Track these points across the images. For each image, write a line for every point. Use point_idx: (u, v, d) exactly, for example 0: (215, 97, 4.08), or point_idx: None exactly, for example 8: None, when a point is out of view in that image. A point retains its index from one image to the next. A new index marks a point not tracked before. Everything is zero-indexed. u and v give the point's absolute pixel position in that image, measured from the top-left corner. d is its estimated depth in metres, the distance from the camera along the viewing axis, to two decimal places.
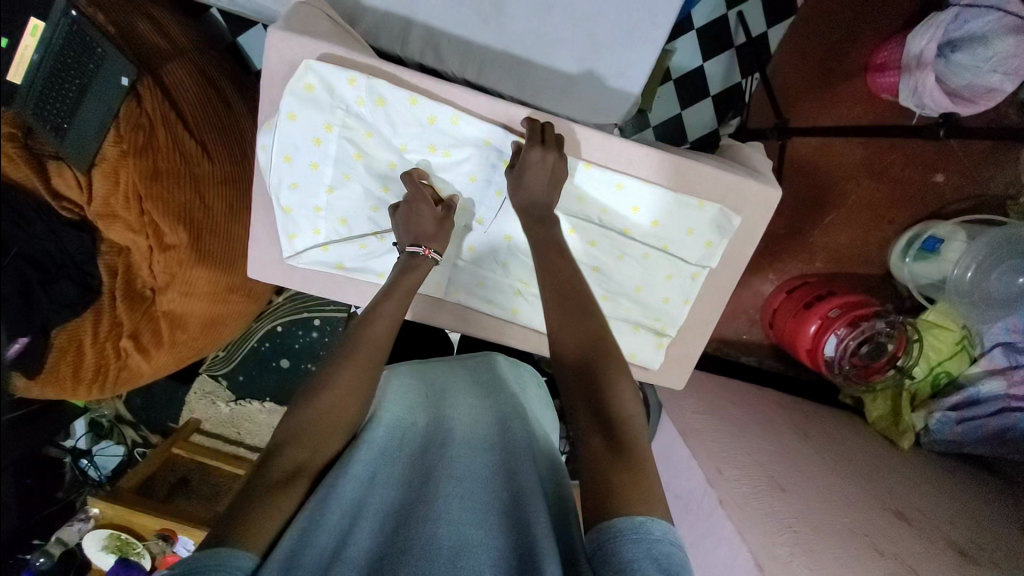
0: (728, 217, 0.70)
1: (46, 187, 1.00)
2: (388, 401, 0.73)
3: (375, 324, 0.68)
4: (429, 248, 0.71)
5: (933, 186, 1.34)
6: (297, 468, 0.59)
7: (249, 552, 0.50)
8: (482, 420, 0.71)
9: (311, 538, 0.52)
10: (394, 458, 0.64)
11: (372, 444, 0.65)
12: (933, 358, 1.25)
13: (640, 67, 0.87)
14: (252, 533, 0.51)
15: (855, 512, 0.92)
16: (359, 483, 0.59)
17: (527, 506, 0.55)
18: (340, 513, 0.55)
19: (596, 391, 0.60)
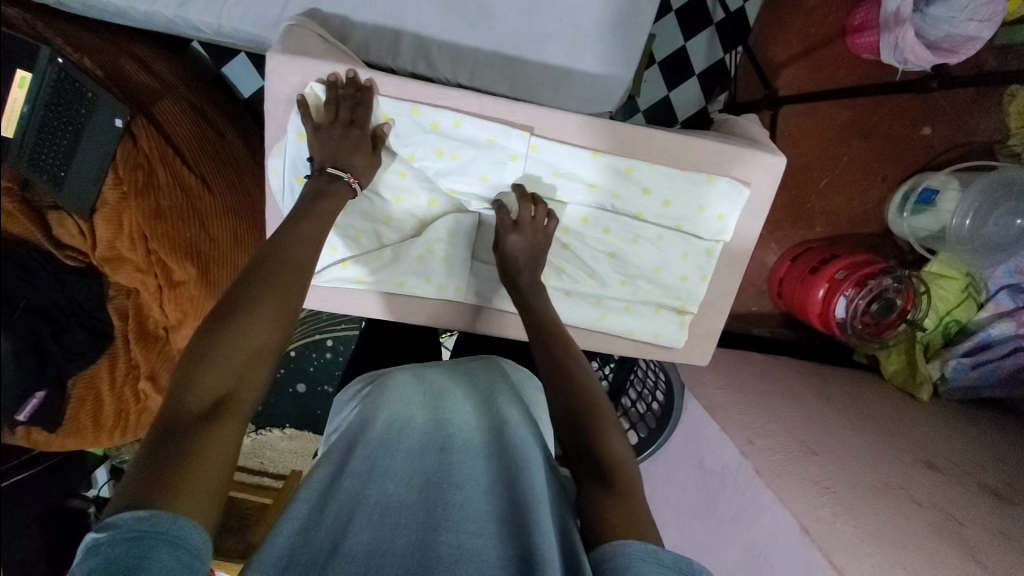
0: (738, 189, 0.72)
1: (48, 238, 1.02)
2: (384, 401, 0.69)
3: (292, 246, 0.61)
4: (355, 177, 0.68)
5: (922, 140, 1.37)
6: (221, 397, 0.52)
7: (191, 515, 0.44)
8: (479, 420, 0.67)
9: (311, 532, 0.53)
10: (393, 451, 0.62)
11: (369, 443, 0.63)
12: (941, 307, 1.29)
13: (629, 54, 0.88)
14: (193, 496, 0.45)
15: (888, 465, 0.93)
16: (358, 480, 0.59)
17: (531, 513, 0.55)
18: (337, 514, 0.55)
19: (581, 432, 0.61)
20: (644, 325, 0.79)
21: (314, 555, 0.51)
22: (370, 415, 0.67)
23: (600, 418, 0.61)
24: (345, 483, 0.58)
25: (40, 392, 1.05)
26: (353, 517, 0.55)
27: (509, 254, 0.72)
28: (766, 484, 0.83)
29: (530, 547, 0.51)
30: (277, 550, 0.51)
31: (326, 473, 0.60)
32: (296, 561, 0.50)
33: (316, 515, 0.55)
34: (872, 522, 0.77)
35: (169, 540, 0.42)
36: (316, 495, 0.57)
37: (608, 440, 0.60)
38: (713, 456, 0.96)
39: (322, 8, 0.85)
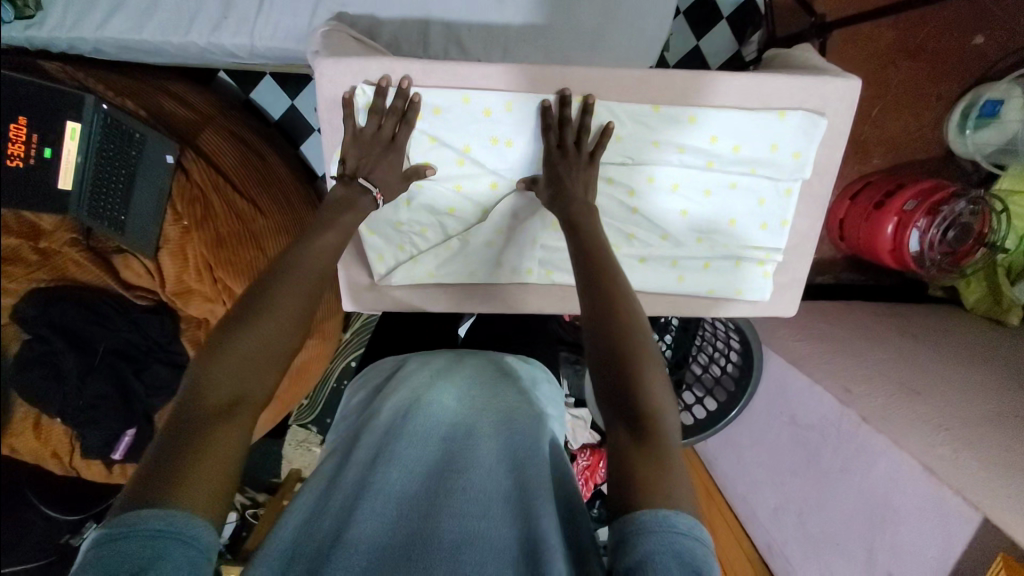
0: (813, 121, 0.67)
1: (117, 280, 1.06)
2: (389, 391, 0.69)
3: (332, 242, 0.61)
4: (380, 194, 0.66)
5: (976, 49, 1.28)
6: (236, 396, 0.49)
7: (202, 512, 0.43)
8: (486, 406, 0.66)
9: (314, 523, 0.54)
10: (395, 437, 0.62)
11: (374, 433, 0.63)
12: (1021, 225, 1.22)
13: (663, 7, 0.85)
14: (204, 488, 0.44)
15: (996, 393, 0.89)
16: (362, 469, 0.59)
17: (536, 504, 0.55)
18: (342, 503, 0.55)
19: (616, 378, 0.53)
20: (725, 281, 0.76)
21: (316, 546, 0.51)
22: (376, 406, 0.67)
23: (643, 354, 0.54)
24: (349, 473, 0.59)
25: (131, 430, 1.11)
26: (355, 504, 0.55)
27: (568, 197, 0.64)
28: (876, 429, 0.79)
29: (535, 538, 0.51)
30: (281, 541, 0.52)
31: (333, 464, 0.61)
32: (300, 551, 0.51)
33: (321, 507, 0.56)
34: (997, 453, 0.73)
35: (169, 534, 0.41)
36: (321, 488, 0.58)
37: (645, 384, 0.52)
38: (807, 411, 0.92)
39: (349, 10, 0.84)
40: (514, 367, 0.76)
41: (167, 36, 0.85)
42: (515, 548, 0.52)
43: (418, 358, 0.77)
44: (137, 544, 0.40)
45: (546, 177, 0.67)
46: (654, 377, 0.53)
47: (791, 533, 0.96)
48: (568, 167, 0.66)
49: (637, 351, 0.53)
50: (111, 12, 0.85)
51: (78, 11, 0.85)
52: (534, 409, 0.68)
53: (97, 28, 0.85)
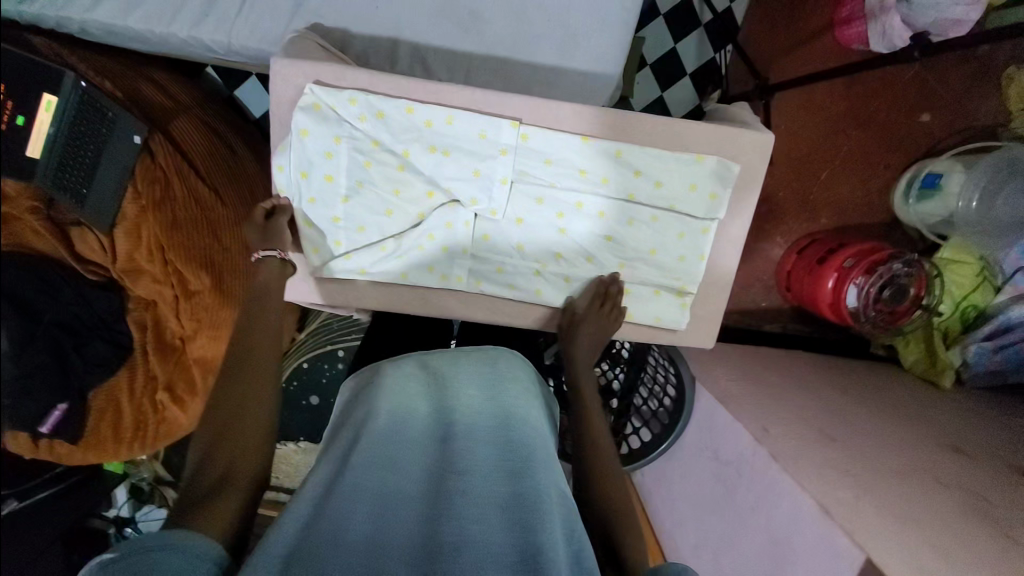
0: (727, 166, 0.73)
1: (70, 253, 1.07)
2: (392, 387, 0.71)
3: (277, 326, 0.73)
4: (281, 252, 0.74)
5: (923, 127, 1.37)
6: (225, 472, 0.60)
7: (212, 540, 0.53)
8: (483, 409, 0.66)
9: (313, 525, 0.55)
10: (395, 443, 0.63)
11: (375, 433, 0.64)
12: (957, 294, 1.27)
13: (616, 52, 0.92)
14: (214, 525, 0.55)
15: (913, 451, 0.90)
16: (359, 469, 0.59)
17: (535, 512, 0.57)
18: (337, 504, 0.57)
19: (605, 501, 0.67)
20: (642, 308, 0.80)
21: (317, 547, 0.52)
22: (375, 405, 0.68)
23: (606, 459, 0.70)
24: (346, 474, 0.59)
25: (62, 405, 1.09)
26: (353, 508, 0.56)
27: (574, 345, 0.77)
28: (781, 467, 0.80)
29: (531, 545, 0.54)
30: (281, 545, 0.53)
31: (333, 463, 0.62)
32: (299, 552, 0.52)
33: (319, 509, 0.57)
34: (894, 502, 0.74)
35: (188, 553, 0.50)
36: (320, 491, 0.59)
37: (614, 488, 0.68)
38: (728, 446, 0.94)
39: (324, 22, 0.90)
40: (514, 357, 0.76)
41: (151, 24, 0.90)
42: (511, 554, 0.54)
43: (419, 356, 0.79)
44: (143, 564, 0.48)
45: (568, 322, 0.79)
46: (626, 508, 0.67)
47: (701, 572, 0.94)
48: (568, 317, 0.79)
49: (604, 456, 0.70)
50: None
51: None
52: (532, 410, 0.68)
53: (84, 9, 0.91)
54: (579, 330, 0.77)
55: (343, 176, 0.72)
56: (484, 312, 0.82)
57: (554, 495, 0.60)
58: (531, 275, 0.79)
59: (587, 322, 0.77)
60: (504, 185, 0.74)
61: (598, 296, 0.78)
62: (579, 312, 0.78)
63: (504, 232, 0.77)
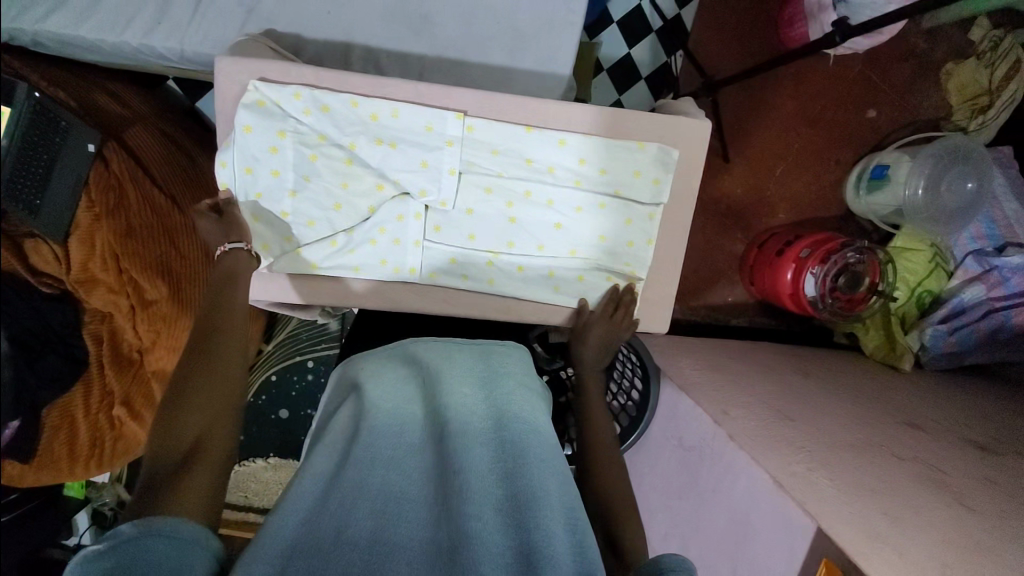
0: (667, 152, 0.75)
1: (25, 265, 1.03)
2: (383, 391, 0.73)
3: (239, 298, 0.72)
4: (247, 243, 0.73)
5: (869, 122, 1.43)
6: (193, 445, 0.61)
7: (193, 518, 0.53)
8: (479, 409, 0.67)
9: (313, 520, 0.56)
10: (392, 444, 0.65)
11: (373, 435, 0.65)
12: (912, 280, 1.30)
13: (564, 49, 0.94)
14: (187, 498, 0.55)
15: (870, 427, 0.92)
16: (358, 468, 0.61)
17: (535, 511, 0.57)
18: (340, 502, 0.58)
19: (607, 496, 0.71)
20: (595, 294, 0.81)
21: (318, 543, 0.53)
22: (369, 409, 0.69)
23: (603, 462, 0.75)
24: (346, 474, 0.60)
25: (14, 423, 1.05)
26: (354, 505, 0.57)
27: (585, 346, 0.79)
28: (738, 447, 0.81)
29: (532, 544, 0.54)
30: (281, 539, 0.54)
31: (329, 462, 0.63)
32: (300, 548, 0.53)
33: (320, 506, 0.58)
34: (849, 473, 0.75)
35: (175, 538, 0.50)
36: (317, 489, 0.60)
37: (609, 487, 0.72)
38: (690, 432, 0.95)
39: (276, 26, 0.91)
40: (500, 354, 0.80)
41: (104, 33, 0.91)
42: (512, 553, 0.54)
43: (401, 358, 0.80)
44: (131, 552, 0.47)
45: (577, 324, 0.81)
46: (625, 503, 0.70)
47: None
48: (580, 320, 0.81)
49: (601, 457, 0.75)
50: (54, 7, 0.91)
51: (21, 3, 0.91)
52: (528, 408, 0.69)
53: (37, 19, 0.91)
54: (591, 333, 0.79)
55: (290, 170, 0.72)
56: (437, 306, 0.81)
57: (553, 494, 0.60)
58: (484, 266, 0.80)
59: (601, 323, 0.79)
60: (452, 175, 0.75)
61: (608, 299, 0.80)
62: (589, 316, 0.80)
63: (455, 223, 0.78)
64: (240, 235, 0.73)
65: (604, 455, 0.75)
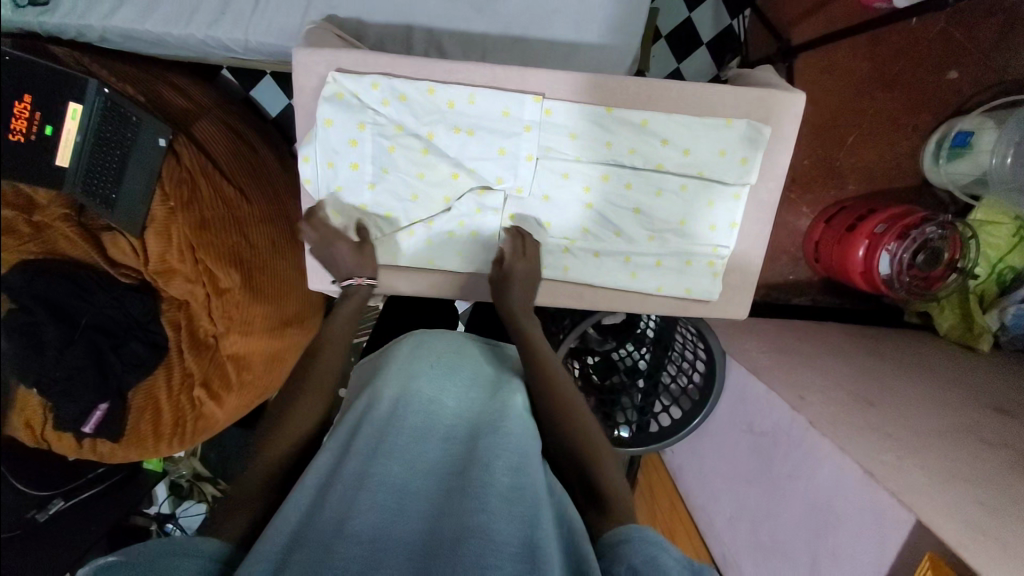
0: (758, 128, 0.71)
1: (103, 257, 1.12)
2: (387, 371, 0.70)
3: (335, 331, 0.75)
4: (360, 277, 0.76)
5: (951, 84, 1.32)
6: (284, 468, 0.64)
7: (217, 539, 0.56)
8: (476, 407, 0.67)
9: (314, 516, 0.56)
10: (395, 431, 0.62)
11: (375, 421, 0.63)
12: (992, 255, 1.23)
13: (636, 20, 0.89)
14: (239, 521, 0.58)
15: (956, 412, 0.89)
16: (360, 458, 0.59)
17: (534, 508, 0.56)
18: (339, 498, 0.56)
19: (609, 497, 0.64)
20: (676, 280, 0.79)
21: (315, 539, 0.53)
22: (374, 397, 0.66)
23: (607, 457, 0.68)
24: (350, 467, 0.59)
25: (104, 404, 1.14)
26: (357, 497, 0.56)
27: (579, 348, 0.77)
28: (822, 434, 0.79)
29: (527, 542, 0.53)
30: (283, 534, 0.54)
31: (332, 456, 0.61)
32: (300, 543, 0.53)
33: (322, 499, 0.57)
34: (937, 461, 0.73)
35: (186, 553, 0.52)
36: (320, 482, 0.59)
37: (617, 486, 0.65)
38: (763, 418, 0.93)
39: (338, 11, 0.89)
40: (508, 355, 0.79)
41: (169, 26, 0.91)
42: (514, 546, 0.53)
43: (412, 344, 0.74)
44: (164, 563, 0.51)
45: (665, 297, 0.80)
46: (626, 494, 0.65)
47: (742, 544, 0.95)
48: (674, 294, 0.79)
49: (564, 402, 0.69)
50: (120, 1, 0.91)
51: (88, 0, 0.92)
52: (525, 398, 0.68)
53: (104, 15, 0.92)
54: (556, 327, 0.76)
55: (369, 163, 0.72)
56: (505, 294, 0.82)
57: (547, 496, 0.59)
58: (560, 252, 0.79)
59: (519, 237, 0.76)
60: (529, 162, 0.73)
61: (688, 273, 0.78)
62: (680, 293, 0.79)
63: (530, 210, 0.77)
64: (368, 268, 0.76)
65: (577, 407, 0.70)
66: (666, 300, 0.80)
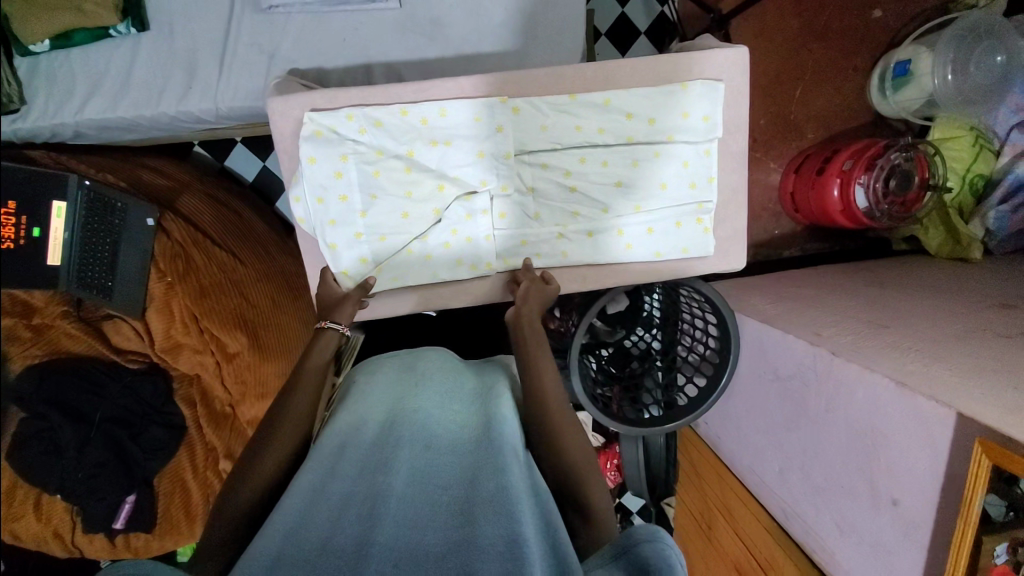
0: (713, 85, 0.75)
1: (109, 347, 1.10)
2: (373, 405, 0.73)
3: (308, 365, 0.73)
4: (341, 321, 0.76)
5: (878, 23, 1.40)
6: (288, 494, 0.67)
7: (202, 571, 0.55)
8: (462, 430, 0.70)
9: (302, 528, 0.55)
10: (385, 448, 0.65)
11: (364, 446, 0.66)
12: (961, 168, 1.28)
13: (577, 16, 0.94)
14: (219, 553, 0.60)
15: (964, 315, 0.91)
16: (350, 478, 0.61)
17: (518, 506, 0.57)
18: (325, 510, 0.57)
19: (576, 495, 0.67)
20: (672, 242, 0.81)
21: (304, 547, 0.52)
22: (360, 420, 0.70)
23: (576, 463, 0.68)
24: (336, 482, 0.60)
25: (131, 496, 1.11)
26: (344, 511, 0.57)
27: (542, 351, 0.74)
28: (846, 360, 0.81)
29: (515, 535, 0.53)
30: (270, 544, 0.52)
31: (317, 475, 0.61)
32: (289, 553, 0.51)
33: (313, 512, 0.57)
34: (960, 358, 0.75)
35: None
36: (309, 496, 0.58)
37: (586, 481, 0.67)
38: (785, 362, 0.95)
39: (299, 65, 0.93)
40: (483, 380, 0.82)
41: (140, 109, 0.94)
42: (501, 544, 0.53)
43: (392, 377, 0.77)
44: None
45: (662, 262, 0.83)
46: (593, 493, 0.67)
47: (798, 494, 0.95)
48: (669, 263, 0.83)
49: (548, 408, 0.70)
50: (90, 95, 0.94)
51: (58, 100, 0.95)
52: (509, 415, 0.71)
53: (77, 111, 0.94)
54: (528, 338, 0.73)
55: (356, 191, 0.74)
56: (502, 291, 0.83)
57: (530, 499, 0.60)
58: (555, 240, 0.80)
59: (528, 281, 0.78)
60: (509, 159, 0.76)
61: (673, 235, 0.81)
62: (678, 254, 0.82)
63: (518, 205, 0.79)
64: (340, 315, 0.76)
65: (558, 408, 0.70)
66: (665, 266, 0.83)
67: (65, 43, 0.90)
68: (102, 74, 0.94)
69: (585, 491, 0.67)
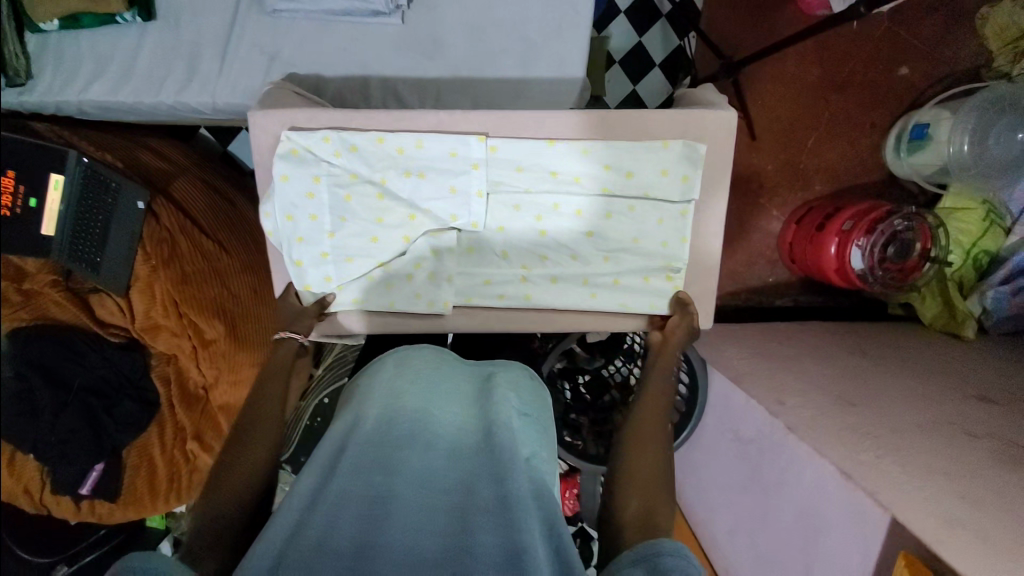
0: (693, 147, 0.74)
1: (92, 318, 1.13)
2: (376, 387, 0.65)
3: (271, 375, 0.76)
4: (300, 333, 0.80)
5: (904, 82, 1.35)
6: None
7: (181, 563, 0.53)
8: (462, 424, 0.64)
9: (301, 532, 0.54)
10: (384, 446, 0.59)
11: (361, 441, 0.60)
12: (966, 242, 1.24)
13: (579, 53, 0.93)
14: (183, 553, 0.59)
15: (937, 404, 0.88)
16: (346, 479, 0.57)
17: (522, 514, 0.55)
18: (325, 510, 0.55)
19: (637, 502, 0.61)
20: (637, 297, 0.80)
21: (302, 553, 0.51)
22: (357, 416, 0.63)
23: (646, 471, 0.64)
24: (334, 484, 0.57)
25: (99, 465, 1.14)
26: (343, 511, 0.55)
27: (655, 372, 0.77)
28: (800, 438, 0.79)
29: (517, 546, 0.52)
30: (270, 548, 0.52)
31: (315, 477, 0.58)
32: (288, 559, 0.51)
33: (309, 517, 0.55)
34: (914, 454, 0.73)
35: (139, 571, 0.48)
36: (307, 499, 0.56)
37: (651, 490, 0.62)
38: (746, 425, 0.94)
39: (297, 71, 0.94)
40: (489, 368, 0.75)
41: (141, 96, 0.96)
42: (498, 553, 0.53)
43: (397, 360, 0.70)
44: None
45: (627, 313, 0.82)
46: (659, 500, 0.61)
47: (742, 557, 0.94)
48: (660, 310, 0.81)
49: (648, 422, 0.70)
50: (94, 78, 0.97)
51: (64, 80, 0.97)
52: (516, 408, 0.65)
53: (80, 90, 0.96)
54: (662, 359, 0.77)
55: (326, 213, 0.75)
56: (463, 322, 0.85)
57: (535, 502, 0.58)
58: (518, 281, 0.81)
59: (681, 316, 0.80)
60: (480, 198, 0.75)
61: (641, 291, 0.80)
62: (643, 308, 0.81)
63: (487, 243, 0.79)
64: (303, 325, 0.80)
65: (653, 419, 0.70)
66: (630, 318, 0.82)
67: (75, 25, 0.93)
68: (108, 58, 0.96)
69: (650, 499, 0.61)
